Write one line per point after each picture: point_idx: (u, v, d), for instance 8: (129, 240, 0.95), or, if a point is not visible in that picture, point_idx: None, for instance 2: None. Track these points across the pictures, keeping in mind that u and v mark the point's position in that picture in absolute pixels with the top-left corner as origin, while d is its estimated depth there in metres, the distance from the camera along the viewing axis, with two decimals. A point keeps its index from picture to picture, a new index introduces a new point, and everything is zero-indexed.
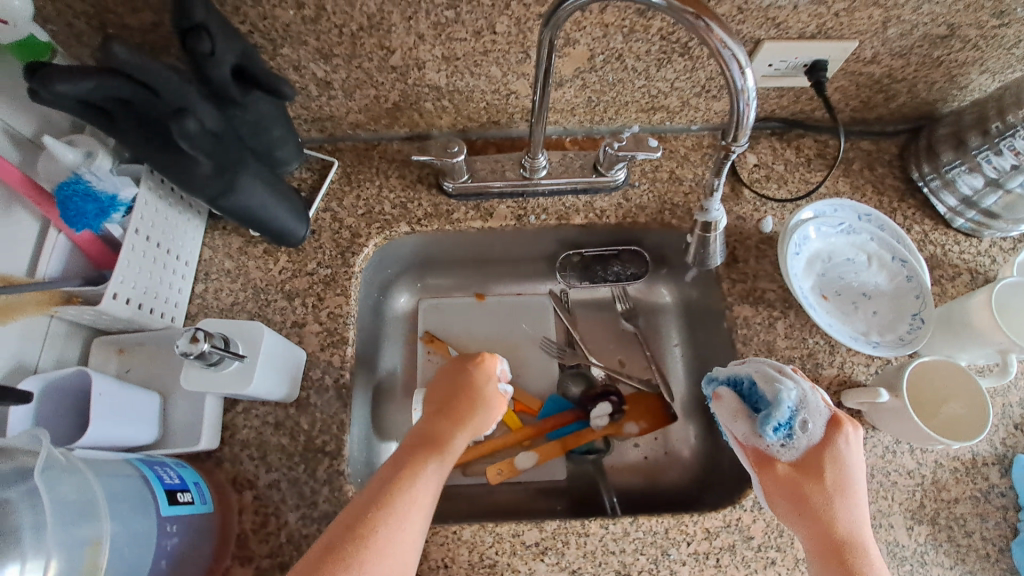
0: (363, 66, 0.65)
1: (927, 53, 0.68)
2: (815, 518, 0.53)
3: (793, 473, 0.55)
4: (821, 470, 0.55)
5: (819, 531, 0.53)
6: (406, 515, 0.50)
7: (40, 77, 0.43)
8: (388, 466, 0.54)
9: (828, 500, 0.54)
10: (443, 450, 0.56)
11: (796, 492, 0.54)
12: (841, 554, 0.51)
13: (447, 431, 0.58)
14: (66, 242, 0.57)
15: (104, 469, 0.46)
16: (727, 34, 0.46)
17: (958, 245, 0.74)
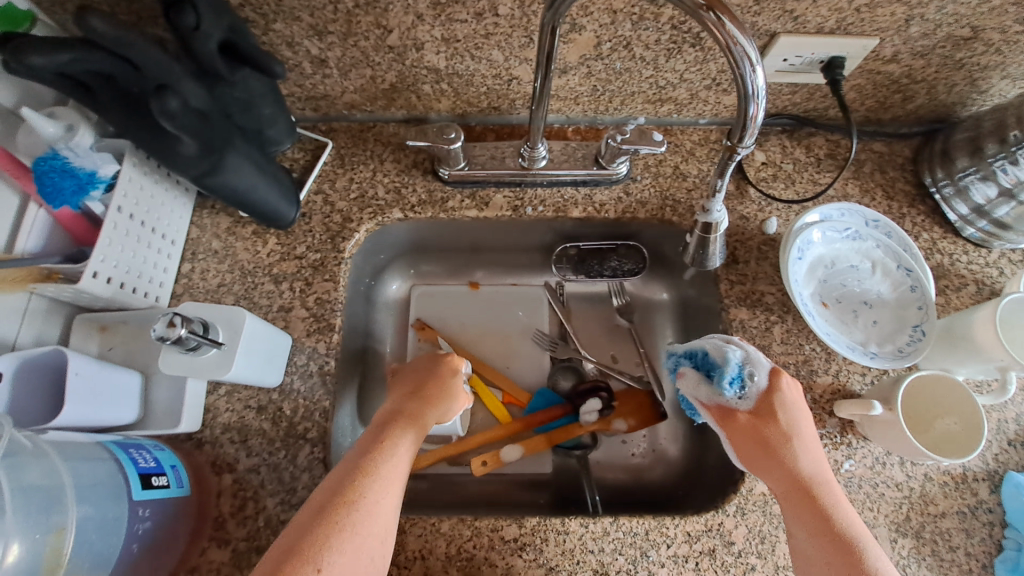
0: (359, 44, 0.63)
1: (949, 54, 0.65)
2: (778, 461, 0.53)
3: (751, 422, 0.55)
4: (776, 416, 0.55)
5: (785, 474, 0.52)
6: (378, 489, 0.48)
7: (12, 50, 0.41)
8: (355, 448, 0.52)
9: (786, 442, 0.54)
10: (411, 427, 0.54)
11: (757, 439, 0.54)
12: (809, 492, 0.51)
13: (417, 407, 0.57)
14: (47, 217, 0.56)
15: (75, 454, 0.46)
16: (741, 33, 0.43)
17: (966, 255, 0.71)
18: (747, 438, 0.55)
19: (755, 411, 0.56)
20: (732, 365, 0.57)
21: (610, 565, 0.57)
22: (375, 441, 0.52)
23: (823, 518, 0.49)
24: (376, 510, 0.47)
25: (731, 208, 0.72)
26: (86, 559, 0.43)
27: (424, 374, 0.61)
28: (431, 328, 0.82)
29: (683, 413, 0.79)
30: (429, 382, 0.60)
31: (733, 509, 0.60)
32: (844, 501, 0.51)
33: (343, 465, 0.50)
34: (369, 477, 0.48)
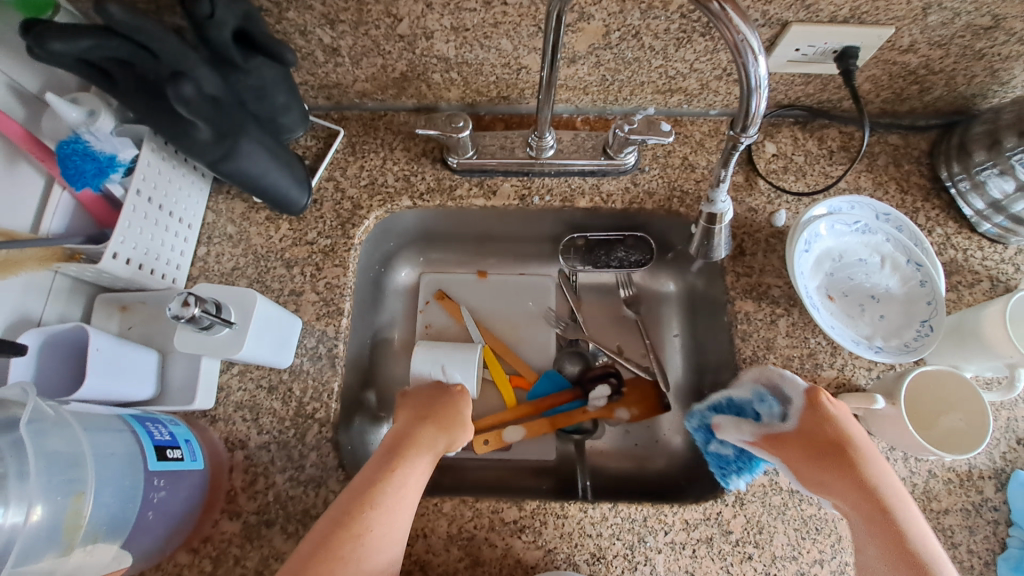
0: (370, 33, 0.64)
1: (968, 44, 0.64)
2: (839, 478, 0.52)
3: (807, 441, 0.54)
4: (834, 432, 0.54)
5: (850, 490, 0.52)
6: (384, 522, 0.49)
7: (36, 36, 0.43)
8: (364, 473, 0.52)
9: (846, 457, 0.53)
10: (418, 457, 0.53)
11: (811, 457, 0.54)
12: (878, 506, 0.50)
13: (423, 437, 0.55)
14: (70, 199, 0.58)
15: (93, 424, 0.48)
16: (742, 21, 0.43)
17: (981, 250, 0.70)
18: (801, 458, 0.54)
19: (806, 429, 0.55)
20: (759, 393, 0.59)
21: (607, 549, 0.58)
22: (382, 472, 0.51)
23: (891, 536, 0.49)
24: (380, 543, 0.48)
25: (739, 200, 0.71)
26: (102, 522, 0.46)
27: (435, 401, 0.59)
28: (450, 300, 0.84)
29: (686, 405, 0.79)
30: (436, 409, 0.58)
31: (732, 500, 0.60)
32: (912, 511, 0.50)
33: (352, 488, 0.50)
34: (376, 509, 0.49)
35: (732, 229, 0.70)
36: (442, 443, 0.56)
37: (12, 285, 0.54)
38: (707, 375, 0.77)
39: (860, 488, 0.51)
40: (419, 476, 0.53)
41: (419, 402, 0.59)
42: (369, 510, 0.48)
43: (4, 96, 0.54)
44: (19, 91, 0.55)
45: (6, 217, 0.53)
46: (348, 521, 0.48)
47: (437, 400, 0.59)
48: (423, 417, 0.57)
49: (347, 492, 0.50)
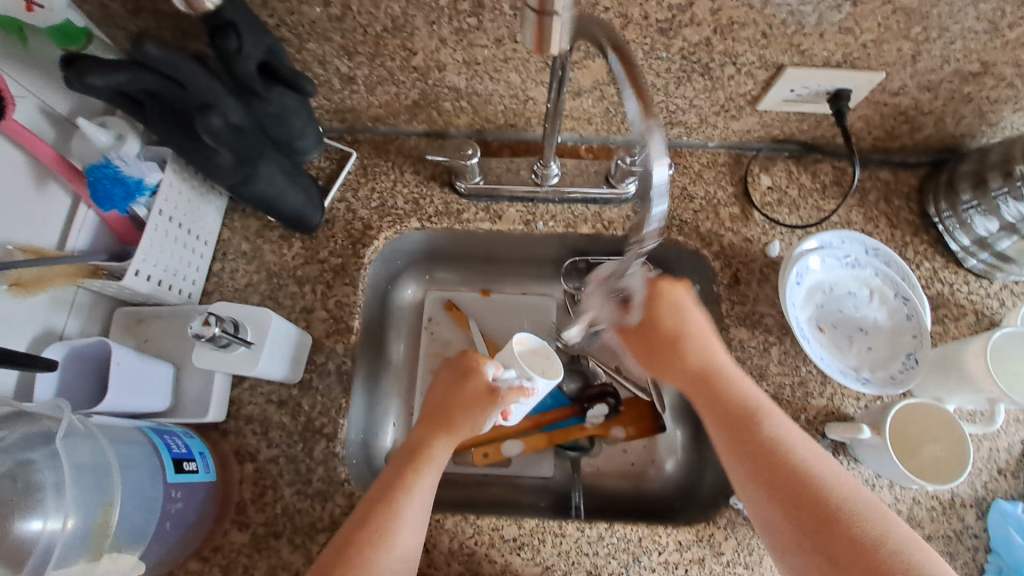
0: (385, 64, 0.66)
1: (956, 89, 0.67)
2: (755, 439, 0.54)
3: (698, 399, 0.58)
4: (737, 393, 0.57)
5: (762, 455, 0.53)
6: (398, 521, 0.53)
7: (75, 68, 0.45)
8: (380, 481, 0.56)
9: (756, 423, 0.55)
10: (429, 467, 0.57)
11: (730, 419, 0.55)
12: (797, 472, 0.51)
13: (425, 446, 0.59)
14: (95, 217, 0.61)
15: (120, 436, 0.50)
16: None
17: (967, 285, 0.73)
18: (743, 454, 0.54)
19: (687, 386, 0.59)
20: None
21: (603, 567, 0.60)
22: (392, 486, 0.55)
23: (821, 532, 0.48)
24: (398, 543, 0.52)
25: (735, 230, 0.74)
26: (126, 532, 0.48)
27: (438, 409, 0.62)
28: (460, 311, 0.88)
29: (682, 426, 0.82)
30: (440, 417, 0.61)
31: (724, 522, 0.62)
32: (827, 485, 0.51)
33: (370, 497, 0.54)
34: (393, 514, 0.53)
35: (728, 258, 0.73)
36: (448, 451, 0.59)
37: (38, 300, 0.57)
38: None
39: (772, 450, 0.53)
40: (429, 481, 0.56)
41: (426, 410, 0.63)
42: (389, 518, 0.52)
43: (35, 119, 0.57)
44: (50, 113, 0.58)
45: (33, 234, 0.56)
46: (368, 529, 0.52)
47: (444, 408, 0.62)
48: (428, 426, 0.60)
49: (367, 501, 0.54)
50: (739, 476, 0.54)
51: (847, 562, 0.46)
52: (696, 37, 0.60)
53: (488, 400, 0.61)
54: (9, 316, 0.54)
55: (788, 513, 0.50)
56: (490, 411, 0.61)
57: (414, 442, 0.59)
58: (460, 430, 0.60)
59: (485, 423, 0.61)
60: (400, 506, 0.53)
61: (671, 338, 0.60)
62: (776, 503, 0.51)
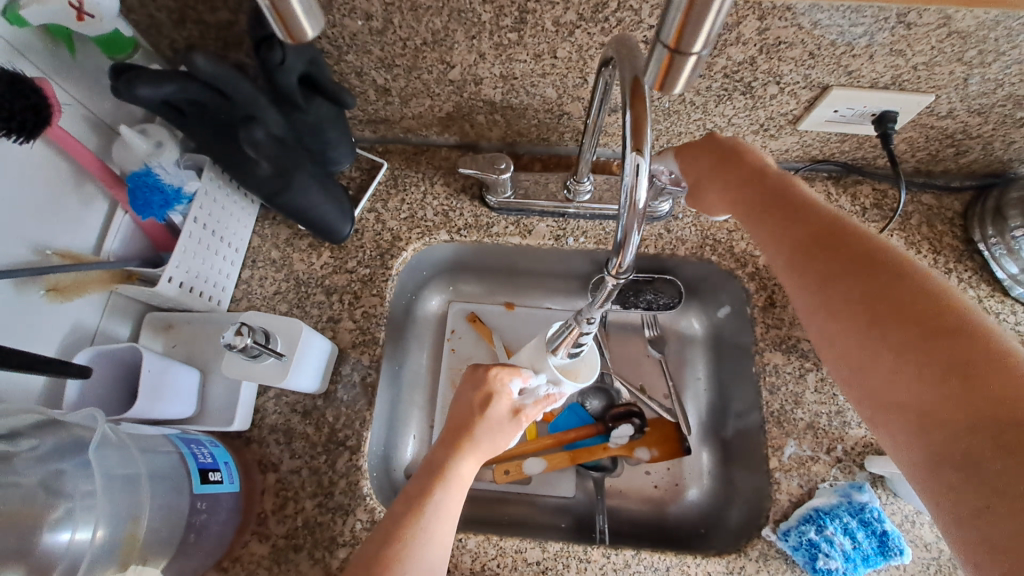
0: (422, 77, 0.66)
1: (1009, 113, 0.64)
2: (892, 310, 0.45)
3: (813, 272, 0.51)
4: (866, 253, 0.49)
5: (896, 325, 0.45)
6: (428, 536, 0.51)
7: (124, 79, 0.45)
8: (403, 494, 0.54)
9: (881, 279, 0.47)
10: (452, 480, 0.55)
11: (853, 289, 0.48)
12: (947, 339, 0.42)
13: (451, 461, 0.57)
14: (131, 223, 0.61)
15: (149, 445, 0.50)
16: None
17: (1014, 315, 0.70)
18: (873, 320, 0.46)
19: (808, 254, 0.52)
20: (835, 494, 0.61)
21: None
22: (417, 499, 0.53)
23: (995, 424, 0.39)
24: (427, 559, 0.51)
25: None
26: (151, 543, 0.48)
27: (465, 419, 0.60)
28: (483, 324, 0.87)
29: (708, 449, 0.79)
30: (464, 432, 0.59)
31: (756, 554, 0.60)
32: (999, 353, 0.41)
33: (394, 512, 0.53)
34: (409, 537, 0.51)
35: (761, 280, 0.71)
36: (473, 466, 0.58)
37: (74, 306, 0.57)
38: (731, 421, 0.78)
39: (914, 315, 0.44)
40: (455, 498, 0.55)
41: (447, 424, 0.60)
42: (417, 535, 0.51)
43: (79, 125, 0.57)
44: (93, 119, 0.59)
45: (71, 238, 0.56)
46: (398, 544, 0.50)
47: (468, 421, 0.60)
48: (453, 439, 0.59)
49: (390, 516, 0.53)
50: (854, 359, 0.48)
51: (1001, 444, 0.38)
52: (741, 56, 0.59)
53: (512, 422, 0.61)
54: (46, 321, 0.54)
55: (923, 389, 0.42)
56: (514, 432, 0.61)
57: (438, 451, 0.58)
58: (488, 446, 0.59)
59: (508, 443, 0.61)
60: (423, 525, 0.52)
61: (753, 210, 0.57)
62: (907, 375, 0.44)
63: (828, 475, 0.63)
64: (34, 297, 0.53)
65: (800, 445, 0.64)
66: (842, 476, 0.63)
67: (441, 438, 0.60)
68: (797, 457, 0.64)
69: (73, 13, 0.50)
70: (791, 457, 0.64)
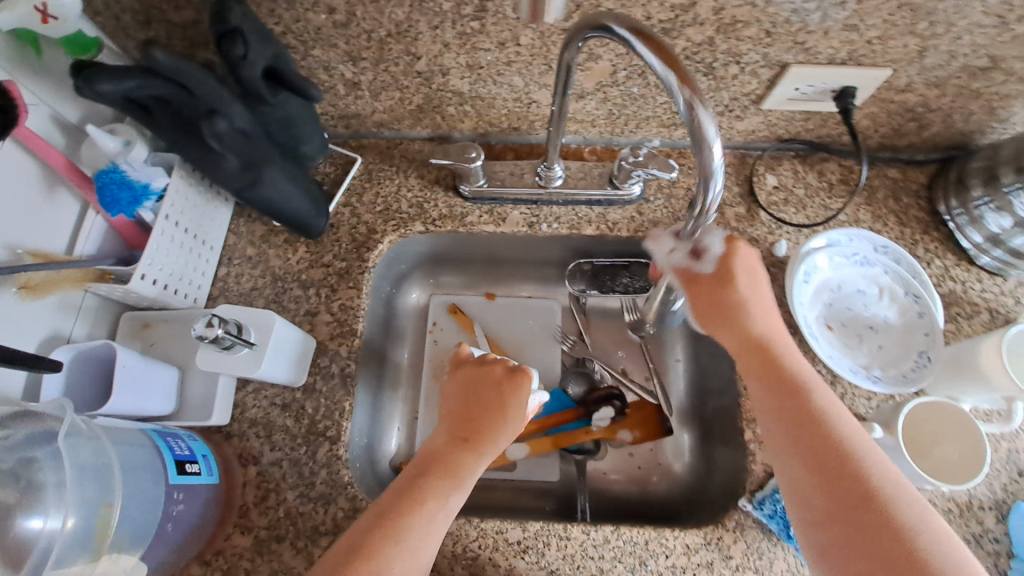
0: (389, 69, 0.67)
1: (966, 84, 0.66)
2: (814, 460, 0.50)
3: (778, 408, 0.54)
4: (808, 415, 0.52)
5: (834, 481, 0.48)
6: (422, 532, 0.51)
7: (85, 78, 0.46)
8: (399, 488, 0.54)
9: (830, 442, 0.50)
10: (458, 480, 0.55)
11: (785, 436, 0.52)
12: (869, 512, 0.46)
13: (456, 455, 0.56)
14: (103, 223, 0.62)
15: (121, 438, 0.50)
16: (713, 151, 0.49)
17: (980, 283, 0.72)
18: (802, 464, 0.50)
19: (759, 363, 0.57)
20: None
21: (609, 571, 0.60)
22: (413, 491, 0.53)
23: (889, 545, 0.45)
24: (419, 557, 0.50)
25: (741, 230, 0.73)
26: (126, 532, 0.48)
27: (472, 412, 0.60)
28: (464, 314, 0.88)
29: (689, 429, 0.80)
30: (472, 425, 0.59)
31: (732, 525, 0.61)
32: (909, 504, 0.46)
33: (389, 503, 0.53)
34: (398, 535, 0.50)
35: None
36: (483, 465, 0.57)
37: (49, 305, 0.58)
38: (710, 400, 0.79)
39: (850, 482, 0.48)
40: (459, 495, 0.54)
41: (461, 417, 0.60)
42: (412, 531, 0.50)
43: (46, 126, 0.58)
44: (60, 120, 0.59)
45: (43, 239, 0.57)
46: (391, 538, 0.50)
47: (484, 416, 0.59)
48: (458, 431, 0.58)
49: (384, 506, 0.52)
50: (798, 471, 0.50)
51: None
52: (699, 37, 0.60)
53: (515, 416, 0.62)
54: (19, 320, 0.54)
55: (844, 523, 0.47)
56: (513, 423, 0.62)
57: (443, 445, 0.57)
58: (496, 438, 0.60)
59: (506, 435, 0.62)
60: (418, 524, 0.51)
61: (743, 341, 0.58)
62: (836, 523, 0.47)
63: None
64: (6, 296, 0.53)
65: None
66: None
67: (445, 427, 0.60)
68: None
69: (37, 16, 0.51)
70: None
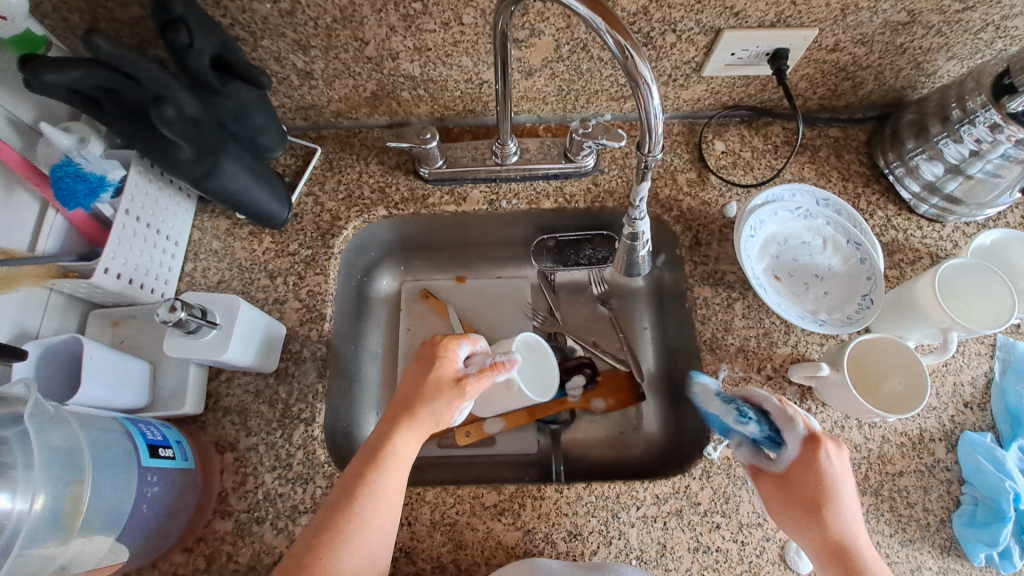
0: (340, 56, 0.69)
1: (889, 40, 0.69)
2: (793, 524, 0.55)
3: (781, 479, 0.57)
4: (826, 525, 0.54)
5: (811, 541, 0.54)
6: (357, 531, 0.52)
7: (31, 68, 0.47)
8: (342, 483, 0.55)
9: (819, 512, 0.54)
10: (389, 462, 0.55)
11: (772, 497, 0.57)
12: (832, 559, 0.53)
13: (388, 443, 0.56)
14: (63, 221, 0.63)
15: (92, 424, 0.52)
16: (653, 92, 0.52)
17: (921, 230, 0.75)
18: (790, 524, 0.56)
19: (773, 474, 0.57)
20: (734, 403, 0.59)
21: (583, 526, 0.61)
22: (353, 483, 0.54)
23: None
24: (358, 551, 0.51)
25: (693, 194, 0.76)
26: (100, 513, 0.50)
27: (406, 397, 0.59)
28: (437, 298, 0.88)
29: (659, 392, 0.83)
30: (405, 409, 0.58)
31: (699, 473, 0.64)
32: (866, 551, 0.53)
33: (333, 498, 0.54)
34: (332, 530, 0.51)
35: (687, 222, 0.75)
36: (410, 445, 0.57)
37: (12, 302, 0.58)
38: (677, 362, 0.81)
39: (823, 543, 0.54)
40: (393, 481, 0.55)
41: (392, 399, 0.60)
42: (351, 525, 0.52)
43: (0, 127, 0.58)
44: (16, 122, 0.60)
45: (3, 237, 0.57)
46: (334, 532, 0.51)
47: (407, 395, 0.59)
48: (394, 415, 0.58)
49: (331, 501, 0.54)
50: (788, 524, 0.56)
51: None
52: (633, 7, 0.63)
53: (453, 388, 0.59)
54: None
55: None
56: (456, 398, 0.59)
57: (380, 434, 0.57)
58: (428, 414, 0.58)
59: (453, 411, 0.59)
60: (351, 513, 0.52)
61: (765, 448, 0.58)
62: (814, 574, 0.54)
63: (761, 393, 0.66)
64: None
65: (732, 368, 0.67)
66: (774, 392, 0.66)
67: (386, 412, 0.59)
68: (731, 379, 0.67)
69: None
70: (724, 379, 0.67)
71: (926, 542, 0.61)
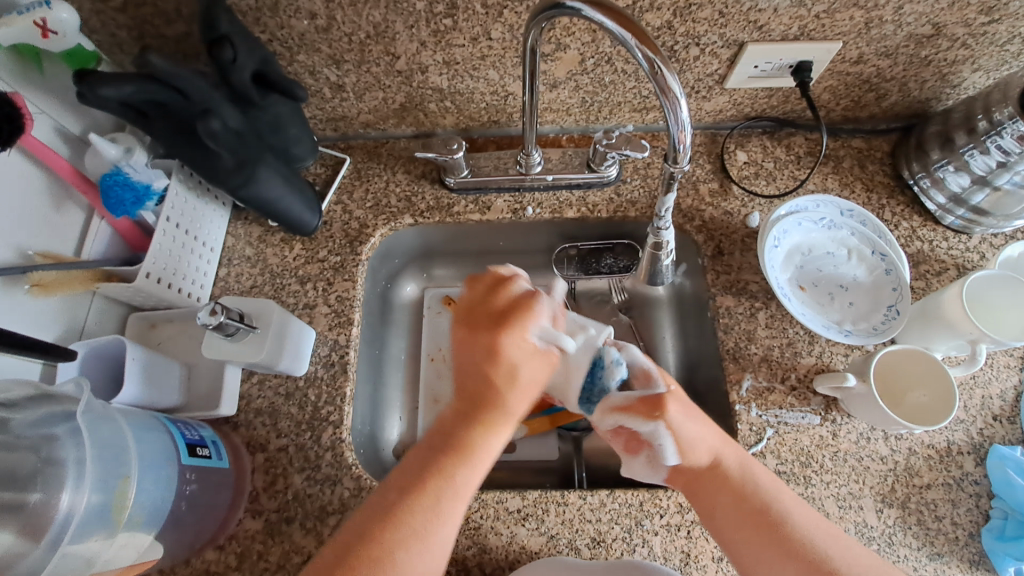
0: (371, 70, 0.71)
1: (914, 53, 0.70)
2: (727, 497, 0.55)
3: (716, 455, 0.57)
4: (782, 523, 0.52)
5: (739, 507, 0.54)
6: (439, 527, 0.49)
7: (87, 83, 0.49)
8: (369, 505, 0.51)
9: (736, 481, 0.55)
10: (476, 458, 0.53)
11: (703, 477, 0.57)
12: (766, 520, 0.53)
13: (477, 436, 0.53)
14: (108, 228, 0.66)
15: (138, 423, 0.54)
16: (680, 98, 0.53)
17: (947, 241, 0.75)
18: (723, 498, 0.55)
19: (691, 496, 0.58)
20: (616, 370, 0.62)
21: (607, 533, 0.62)
22: (427, 475, 0.51)
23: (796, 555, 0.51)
24: (437, 545, 0.49)
25: (715, 204, 0.77)
26: (145, 508, 0.52)
27: (476, 383, 0.55)
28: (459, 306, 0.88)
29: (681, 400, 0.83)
30: (488, 402, 0.54)
31: None
32: (803, 515, 0.53)
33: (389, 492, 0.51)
34: (400, 522, 0.49)
35: (709, 231, 0.76)
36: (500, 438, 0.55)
37: (60, 305, 0.61)
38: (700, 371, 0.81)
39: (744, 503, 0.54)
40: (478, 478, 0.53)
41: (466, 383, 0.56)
42: (431, 522, 0.49)
43: (52, 137, 0.61)
44: (64, 132, 0.63)
45: (52, 243, 0.61)
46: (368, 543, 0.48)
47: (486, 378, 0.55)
48: (473, 403, 0.55)
49: (387, 498, 0.50)
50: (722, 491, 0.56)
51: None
52: (658, 21, 0.65)
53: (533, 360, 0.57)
54: (32, 315, 0.58)
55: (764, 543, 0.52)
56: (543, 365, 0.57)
57: (460, 425, 0.54)
58: (525, 377, 0.56)
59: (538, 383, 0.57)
60: (432, 507, 0.50)
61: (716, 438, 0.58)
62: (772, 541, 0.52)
63: (785, 404, 0.66)
64: (19, 292, 0.57)
65: (756, 377, 0.67)
66: (798, 403, 0.66)
67: (462, 400, 0.56)
68: (754, 389, 0.67)
69: (37, 31, 0.54)
70: (748, 389, 0.67)
71: (954, 557, 0.60)
